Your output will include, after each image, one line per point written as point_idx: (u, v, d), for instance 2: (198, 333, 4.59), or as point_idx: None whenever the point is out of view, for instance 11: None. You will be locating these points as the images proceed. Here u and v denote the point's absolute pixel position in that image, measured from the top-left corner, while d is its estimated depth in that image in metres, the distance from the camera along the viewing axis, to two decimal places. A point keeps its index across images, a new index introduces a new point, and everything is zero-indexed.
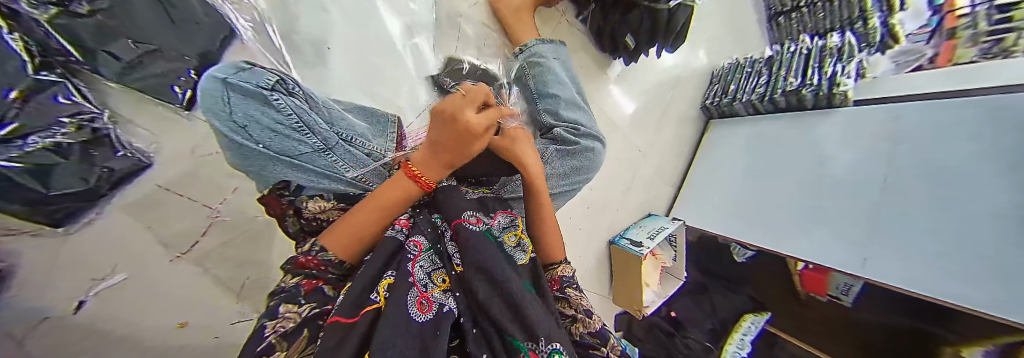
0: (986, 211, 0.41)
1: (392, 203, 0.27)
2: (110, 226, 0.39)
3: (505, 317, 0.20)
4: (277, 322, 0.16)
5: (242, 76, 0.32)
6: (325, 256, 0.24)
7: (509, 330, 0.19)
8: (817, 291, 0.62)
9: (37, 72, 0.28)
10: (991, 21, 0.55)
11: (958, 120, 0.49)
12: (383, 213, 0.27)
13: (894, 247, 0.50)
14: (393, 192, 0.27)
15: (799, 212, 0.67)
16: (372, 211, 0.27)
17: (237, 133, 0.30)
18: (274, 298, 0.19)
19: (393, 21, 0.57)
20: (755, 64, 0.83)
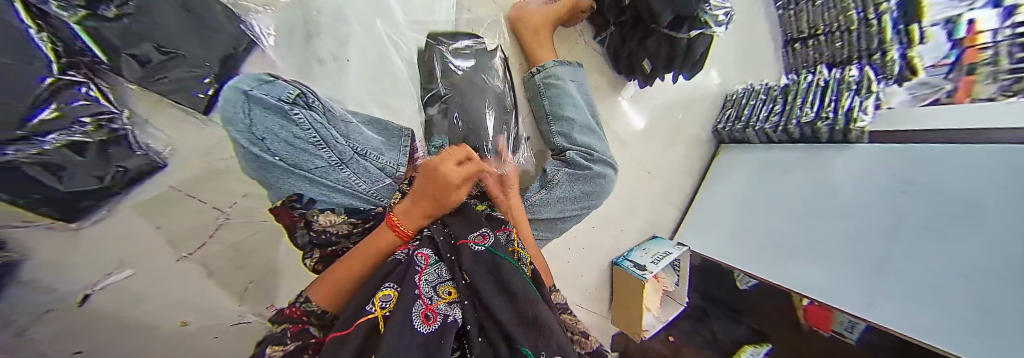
0: (977, 255, 0.40)
1: (377, 249, 0.35)
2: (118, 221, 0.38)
3: (505, 325, 0.25)
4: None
5: (264, 89, 0.32)
6: (308, 306, 0.32)
7: (518, 340, 0.24)
8: (821, 326, 0.55)
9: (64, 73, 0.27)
10: (1013, 59, 0.54)
11: (967, 163, 0.47)
12: (369, 255, 0.35)
13: (892, 288, 0.49)
14: (378, 240, 0.35)
15: (801, 246, 0.66)
16: (363, 253, 0.35)
17: (255, 146, 0.30)
18: (265, 342, 0.29)
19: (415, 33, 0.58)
20: (771, 92, 0.83)
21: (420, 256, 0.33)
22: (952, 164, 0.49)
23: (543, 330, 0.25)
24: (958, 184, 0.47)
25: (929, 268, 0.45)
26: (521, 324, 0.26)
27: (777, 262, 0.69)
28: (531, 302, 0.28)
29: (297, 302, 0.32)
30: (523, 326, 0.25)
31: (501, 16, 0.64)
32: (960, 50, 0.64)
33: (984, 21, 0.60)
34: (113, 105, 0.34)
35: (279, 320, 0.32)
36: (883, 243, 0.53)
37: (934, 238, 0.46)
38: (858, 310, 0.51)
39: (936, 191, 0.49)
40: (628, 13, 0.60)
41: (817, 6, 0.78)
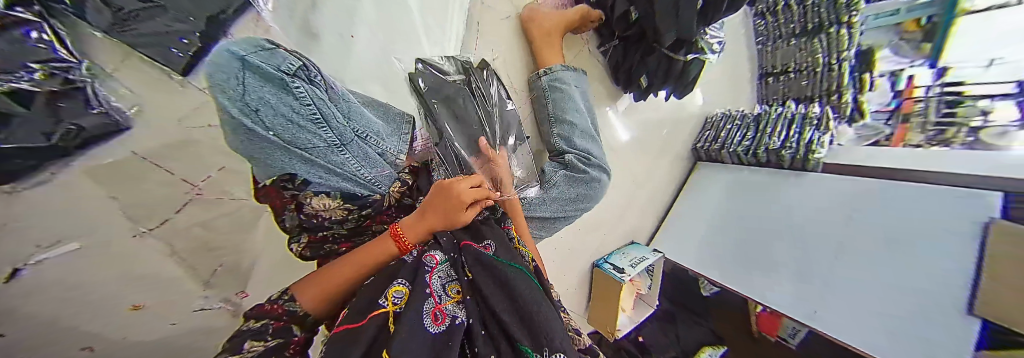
0: (923, 284, 0.47)
1: (364, 259, 0.34)
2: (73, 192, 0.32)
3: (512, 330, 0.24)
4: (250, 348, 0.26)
5: (260, 54, 0.27)
6: (290, 305, 0.31)
7: (519, 338, 0.24)
8: (770, 332, 0.71)
9: (8, 7, 0.23)
10: (939, 113, 0.70)
11: (904, 200, 0.56)
12: (360, 266, 0.34)
13: (839, 302, 0.57)
14: (372, 251, 0.35)
15: (760, 259, 0.73)
16: (353, 260, 0.34)
17: (247, 117, 0.25)
18: (242, 335, 0.27)
19: (423, 18, 0.57)
20: (745, 118, 0.91)
21: (430, 257, 0.32)
22: (896, 199, 0.57)
23: (544, 328, 0.24)
24: (903, 214, 0.55)
25: (870, 287, 0.53)
26: (525, 324, 0.25)
27: (736, 272, 0.76)
28: (537, 302, 0.27)
29: (281, 299, 0.31)
30: (524, 324, 0.25)
31: (512, 14, 0.65)
32: (897, 100, 0.78)
33: (921, 77, 0.76)
34: (72, 56, 0.29)
35: (254, 316, 0.30)
36: (834, 263, 0.61)
37: (881, 260, 0.54)
38: (805, 318, 0.60)
39: (881, 221, 0.57)
40: (633, 30, 0.63)
41: (791, 46, 0.87)
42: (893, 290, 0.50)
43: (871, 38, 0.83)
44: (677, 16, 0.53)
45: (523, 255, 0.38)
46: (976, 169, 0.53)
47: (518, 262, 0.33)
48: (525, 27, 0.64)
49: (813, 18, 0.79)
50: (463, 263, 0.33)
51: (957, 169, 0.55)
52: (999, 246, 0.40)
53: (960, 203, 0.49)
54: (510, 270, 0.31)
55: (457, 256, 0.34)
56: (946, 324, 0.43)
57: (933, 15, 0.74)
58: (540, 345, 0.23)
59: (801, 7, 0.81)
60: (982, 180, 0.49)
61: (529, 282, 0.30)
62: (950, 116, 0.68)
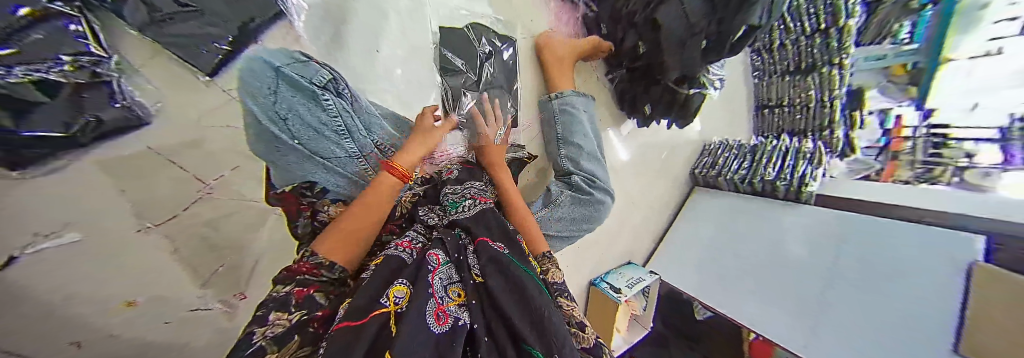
0: (901, 319, 0.51)
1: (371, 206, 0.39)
2: (80, 178, 0.33)
3: (523, 334, 0.26)
4: (265, 331, 0.24)
5: (296, 67, 0.38)
6: (316, 260, 0.33)
7: (527, 340, 0.26)
8: None
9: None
10: (926, 153, 0.74)
11: (896, 236, 0.59)
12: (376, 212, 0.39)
13: (830, 334, 0.58)
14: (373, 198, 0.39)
15: (755, 287, 0.74)
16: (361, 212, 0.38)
17: (276, 124, 0.38)
18: (265, 307, 0.27)
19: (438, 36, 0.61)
20: (742, 148, 0.95)
21: (432, 256, 0.37)
22: (886, 235, 0.60)
23: (548, 333, 0.27)
24: (898, 251, 0.57)
25: (853, 319, 0.56)
26: (533, 327, 0.27)
27: (732, 297, 0.76)
28: (543, 307, 0.30)
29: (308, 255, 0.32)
30: (535, 328, 0.27)
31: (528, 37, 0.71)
32: (886, 138, 0.81)
33: (908, 118, 0.78)
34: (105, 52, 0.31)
35: (285, 279, 0.31)
36: (831, 293, 0.62)
37: (875, 293, 0.56)
38: (795, 348, 0.61)
39: (875, 255, 0.60)
40: (640, 62, 0.67)
41: (786, 81, 0.91)
42: (876, 323, 0.53)
43: (860, 79, 0.86)
44: (683, 51, 0.56)
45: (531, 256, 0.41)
46: (969, 206, 0.56)
47: (528, 266, 0.37)
48: (541, 53, 0.70)
49: (807, 57, 0.83)
50: (468, 266, 0.36)
51: (953, 208, 0.58)
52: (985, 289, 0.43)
53: (940, 238, 0.53)
54: (520, 275, 0.34)
55: (468, 260, 0.37)
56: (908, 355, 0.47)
57: (918, 61, 0.74)
58: (551, 349, 0.25)
59: (795, 48, 0.85)
60: (976, 219, 0.51)
61: (538, 286, 0.33)
62: (937, 156, 0.72)
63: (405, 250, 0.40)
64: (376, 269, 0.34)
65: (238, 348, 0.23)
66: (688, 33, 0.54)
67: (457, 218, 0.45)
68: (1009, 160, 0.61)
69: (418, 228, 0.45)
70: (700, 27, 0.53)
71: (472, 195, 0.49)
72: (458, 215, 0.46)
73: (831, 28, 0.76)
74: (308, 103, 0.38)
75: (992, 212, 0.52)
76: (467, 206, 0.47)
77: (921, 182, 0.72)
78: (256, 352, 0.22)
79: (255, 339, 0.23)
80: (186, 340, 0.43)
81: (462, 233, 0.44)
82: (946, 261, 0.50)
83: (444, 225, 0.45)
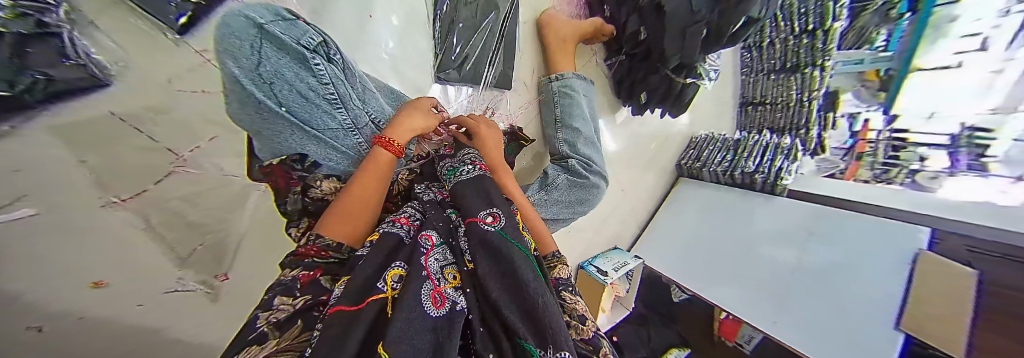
0: (858, 299, 0.57)
1: (374, 185, 0.41)
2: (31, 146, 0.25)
3: (519, 332, 0.27)
4: (268, 316, 0.27)
5: (281, 25, 0.36)
6: (323, 243, 0.35)
7: (523, 335, 0.27)
8: (729, 337, 0.78)
9: None
10: (886, 155, 0.80)
11: (851, 226, 0.67)
12: (374, 184, 0.41)
13: (798, 311, 0.64)
14: (369, 174, 0.41)
15: (728, 268, 0.80)
16: (357, 189, 0.40)
17: (258, 85, 0.35)
18: (274, 290, 0.30)
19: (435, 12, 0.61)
20: (726, 141, 1.00)
21: (425, 238, 0.37)
22: (834, 223, 0.69)
23: (543, 327, 0.27)
24: (857, 239, 0.64)
25: (814, 300, 0.63)
26: (530, 322, 0.28)
27: (704, 280, 0.83)
28: (538, 296, 0.30)
29: (314, 240, 0.35)
30: (529, 319, 0.28)
31: (530, 19, 0.71)
32: (853, 139, 0.88)
33: (874, 122, 0.85)
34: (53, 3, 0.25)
35: (290, 264, 0.34)
36: (796, 276, 0.68)
37: (834, 275, 0.63)
38: (765, 326, 0.66)
39: (840, 242, 0.66)
40: (640, 48, 0.68)
41: (771, 80, 0.95)
42: (834, 301, 0.60)
43: (837, 82, 0.90)
44: (683, 41, 0.57)
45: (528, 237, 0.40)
46: (915, 203, 0.64)
47: (522, 243, 0.35)
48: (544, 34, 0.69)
49: (793, 57, 0.86)
50: (462, 250, 0.37)
51: (901, 205, 0.66)
52: (938, 272, 0.50)
53: (891, 229, 0.60)
54: (512, 257, 0.33)
55: (461, 239, 0.38)
56: (871, 329, 0.53)
57: (891, 68, 0.79)
58: (544, 342, 0.26)
59: (783, 46, 0.87)
60: (939, 219, 0.57)
61: (531, 267, 0.33)
62: (895, 158, 0.78)
63: (401, 226, 0.39)
64: (375, 246, 0.34)
65: (244, 330, 0.25)
66: (689, 20, 0.55)
67: (454, 183, 0.44)
68: (954, 165, 0.68)
69: (414, 204, 0.45)
70: (701, 16, 0.55)
71: (464, 162, 0.47)
72: (459, 177, 0.45)
73: (818, 30, 0.79)
74: (296, 67, 0.36)
75: (951, 213, 0.58)
76: (467, 173, 0.46)
77: (879, 182, 0.79)
78: (257, 338, 0.24)
79: (260, 325, 0.26)
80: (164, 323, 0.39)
81: (454, 212, 0.43)
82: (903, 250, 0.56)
83: (436, 203, 0.45)
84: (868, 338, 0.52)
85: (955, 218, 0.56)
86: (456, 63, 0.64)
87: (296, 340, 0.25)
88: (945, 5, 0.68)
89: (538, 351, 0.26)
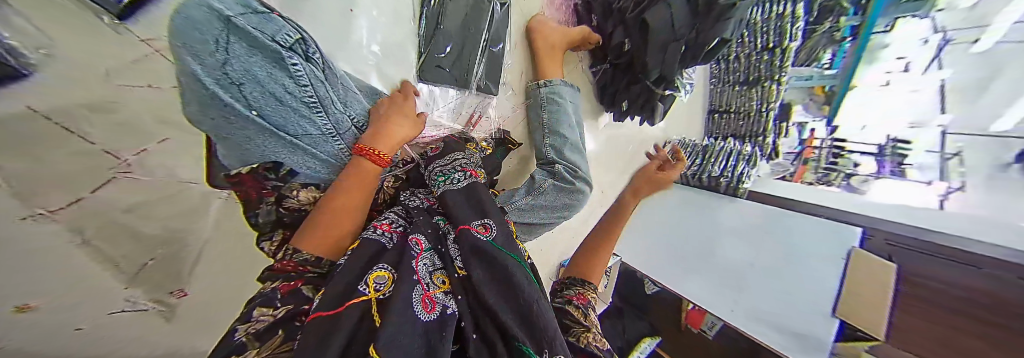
0: (798, 290, 0.66)
1: (355, 196, 0.38)
2: None
3: (514, 334, 0.27)
4: (248, 327, 0.25)
5: (253, 19, 0.29)
6: (300, 257, 0.33)
7: (519, 338, 0.28)
8: (694, 324, 0.83)
9: None
10: (828, 162, 0.90)
11: (796, 223, 0.75)
12: (356, 195, 0.38)
13: (749, 302, 0.72)
14: (350, 185, 0.38)
15: (694, 264, 0.88)
16: (336, 201, 0.37)
17: (227, 90, 0.28)
18: (253, 302, 0.28)
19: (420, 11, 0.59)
20: (695, 147, 1.08)
21: (414, 242, 0.36)
22: (781, 220, 0.78)
23: (541, 330, 0.28)
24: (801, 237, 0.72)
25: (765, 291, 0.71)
26: (526, 328, 0.29)
27: (674, 276, 0.90)
28: (535, 302, 0.31)
29: (290, 254, 0.33)
30: (525, 324, 0.29)
31: (520, 23, 0.72)
32: (801, 146, 0.98)
33: (819, 131, 0.95)
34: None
35: (270, 277, 0.32)
36: (747, 269, 0.77)
37: (783, 269, 0.71)
38: (724, 315, 0.74)
39: (789, 240, 0.74)
40: (624, 58, 0.70)
41: (736, 90, 1.02)
42: (778, 294, 0.69)
43: (791, 94, 0.98)
44: (664, 56, 0.61)
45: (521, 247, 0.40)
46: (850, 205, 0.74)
47: (516, 252, 0.36)
48: (534, 40, 0.69)
49: (755, 71, 0.94)
50: (452, 257, 0.36)
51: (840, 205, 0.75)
52: (858, 263, 0.59)
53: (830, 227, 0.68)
54: (507, 263, 0.33)
55: (451, 247, 0.37)
56: (813, 319, 0.61)
57: (834, 84, 0.86)
58: (541, 346, 0.27)
59: (747, 60, 0.95)
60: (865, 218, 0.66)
61: (526, 274, 0.34)
62: (835, 164, 0.88)
63: (386, 233, 0.37)
64: (355, 252, 0.32)
65: (221, 343, 0.24)
66: (671, 36, 0.59)
67: (443, 190, 0.44)
68: (880, 170, 0.79)
69: (397, 210, 0.43)
70: (681, 33, 0.59)
71: (454, 168, 0.46)
72: (448, 187, 0.44)
73: (777, 49, 0.86)
74: (270, 67, 0.30)
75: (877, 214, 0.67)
76: (456, 182, 0.44)
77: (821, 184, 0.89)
78: (236, 347, 0.23)
79: (237, 336, 0.24)
80: (115, 346, 0.35)
81: (443, 220, 0.42)
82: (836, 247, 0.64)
83: (423, 209, 0.44)
84: (811, 325, 0.61)
85: (884, 217, 0.65)
86: (439, 62, 0.62)
87: (277, 350, 0.24)
88: (880, 33, 0.78)
89: (536, 354, 0.27)
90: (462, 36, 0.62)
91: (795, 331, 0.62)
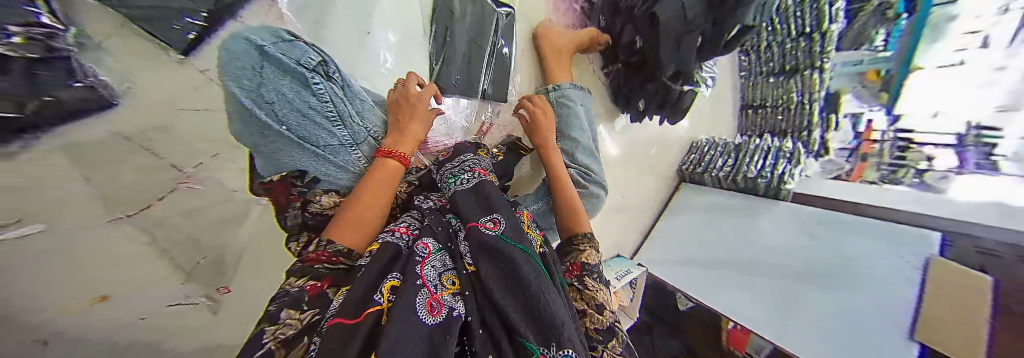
0: (862, 306, 0.56)
1: (382, 195, 0.41)
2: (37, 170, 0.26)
3: (520, 332, 0.27)
4: (276, 331, 0.24)
5: (281, 47, 0.37)
6: (331, 250, 0.35)
7: (523, 333, 0.28)
8: (738, 347, 0.69)
9: None
10: (892, 155, 0.79)
11: (854, 229, 0.67)
12: (383, 190, 0.42)
13: (801, 319, 0.63)
14: (379, 185, 0.42)
15: (732, 274, 0.79)
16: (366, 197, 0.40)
17: (261, 107, 0.36)
18: (277, 302, 0.27)
19: (435, 29, 0.64)
20: (726, 146, 1.01)
21: (422, 246, 0.36)
22: (838, 225, 0.69)
23: (548, 329, 0.27)
24: (861, 246, 0.63)
25: (821, 307, 0.61)
26: (536, 328, 0.28)
27: (709, 286, 0.81)
28: (546, 299, 0.29)
29: (324, 246, 0.35)
30: (531, 320, 0.29)
31: (528, 33, 0.74)
32: (856, 140, 0.87)
33: (879, 123, 0.83)
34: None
35: (297, 272, 0.31)
36: (797, 280, 0.68)
37: (839, 282, 0.62)
38: (770, 336, 0.64)
39: (846, 250, 0.65)
40: (637, 57, 0.68)
41: (771, 83, 0.95)
42: (835, 311, 0.59)
43: (837, 84, 0.89)
44: (679, 48, 0.59)
45: (533, 241, 0.39)
46: (921, 206, 0.63)
47: (524, 244, 0.35)
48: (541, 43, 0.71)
49: (791, 60, 0.86)
50: (461, 256, 0.36)
51: (907, 206, 0.65)
52: (937, 277, 0.49)
53: (898, 232, 0.59)
54: (515, 259, 0.32)
55: (462, 244, 0.38)
56: (878, 339, 0.51)
57: (891, 69, 0.80)
58: (547, 341, 0.27)
59: (779, 49, 0.88)
60: (937, 219, 0.58)
61: (534, 264, 0.33)
62: (901, 159, 0.77)
63: (400, 235, 0.39)
64: (374, 254, 0.35)
65: (248, 345, 0.23)
66: (685, 28, 0.57)
67: (454, 193, 0.45)
68: (963, 164, 0.68)
69: (412, 213, 0.45)
70: (696, 24, 0.57)
71: (465, 170, 0.48)
72: (456, 187, 0.45)
73: (815, 33, 0.79)
74: (295, 87, 0.38)
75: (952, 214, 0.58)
76: (466, 184, 0.46)
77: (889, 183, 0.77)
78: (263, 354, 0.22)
79: (265, 340, 0.23)
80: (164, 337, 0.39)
81: (454, 217, 0.43)
82: (909, 254, 0.55)
83: (437, 211, 0.45)
84: (879, 347, 0.50)
85: (960, 218, 0.56)
86: (456, 77, 0.66)
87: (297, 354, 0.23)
88: (942, 5, 0.69)
89: (539, 349, 0.26)
90: (473, 49, 0.66)
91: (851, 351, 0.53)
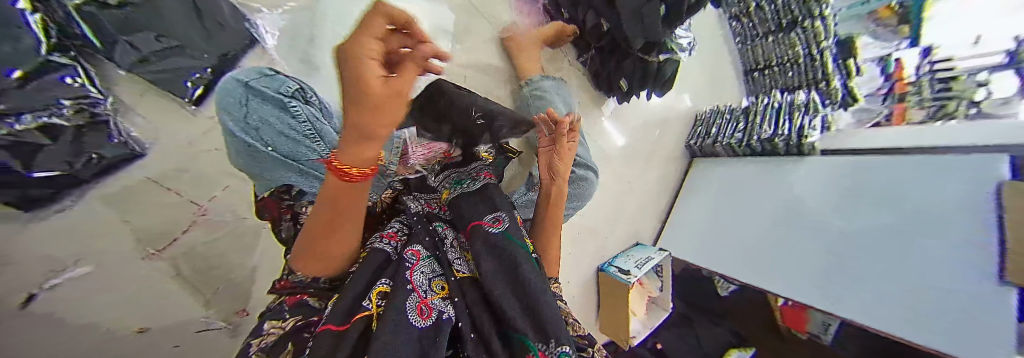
0: (936, 260, 0.48)
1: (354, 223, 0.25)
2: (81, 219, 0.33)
3: (518, 326, 0.26)
4: (260, 341, 0.24)
5: (262, 80, 0.39)
6: (294, 278, 0.29)
7: (519, 328, 0.26)
8: (798, 328, 0.65)
9: (50, 53, 0.31)
10: (933, 90, 0.72)
11: (903, 175, 0.58)
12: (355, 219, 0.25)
13: (869, 284, 0.54)
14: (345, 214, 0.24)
15: (768, 247, 0.73)
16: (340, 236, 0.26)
17: (248, 132, 0.36)
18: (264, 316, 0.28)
19: None
20: (734, 111, 0.93)
21: (411, 252, 0.32)
22: (884, 173, 0.61)
23: (544, 324, 0.26)
24: (912, 190, 0.56)
25: (884, 267, 0.54)
26: (535, 326, 0.26)
27: (756, 268, 0.73)
28: (541, 295, 0.28)
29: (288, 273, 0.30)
30: (528, 314, 0.27)
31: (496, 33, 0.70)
32: (888, 82, 0.80)
33: (908, 59, 0.79)
34: (71, 61, 0.34)
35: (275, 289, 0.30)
36: (848, 241, 0.61)
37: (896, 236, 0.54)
38: (825, 308, 0.58)
39: (895, 199, 0.57)
40: (606, 39, 0.70)
41: (770, 41, 0.89)
42: (906, 268, 0.51)
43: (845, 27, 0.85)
44: (642, 21, 0.59)
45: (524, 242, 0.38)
46: (974, 137, 0.55)
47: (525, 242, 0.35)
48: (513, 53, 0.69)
49: (786, 15, 0.82)
50: (450, 261, 0.34)
51: (954, 140, 0.57)
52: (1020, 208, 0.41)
53: (951, 168, 0.53)
54: (513, 254, 0.32)
55: (449, 249, 0.36)
56: (969, 298, 0.43)
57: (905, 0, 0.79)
58: (546, 337, 0.25)
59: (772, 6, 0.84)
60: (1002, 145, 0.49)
61: (534, 265, 0.32)
62: (945, 91, 0.70)
63: (387, 242, 0.35)
64: (362, 263, 0.30)
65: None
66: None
67: (453, 198, 0.42)
68: None
69: (399, 218, 0.41)
70: None
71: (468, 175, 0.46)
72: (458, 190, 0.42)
73: None
74: (276, 111, 0.38)
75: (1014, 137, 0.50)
76: (470, 187, 0.43)
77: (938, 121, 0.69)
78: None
79: (250, 350, 0.23)
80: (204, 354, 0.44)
81: (442, 225, 0.39)
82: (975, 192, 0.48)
83: (422, 216, 0.40)
84: (992, 308, 0.40)
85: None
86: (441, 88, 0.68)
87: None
88: None
89: (538, 346, 0.25)
90: None
91: (948, 322, 0.44)
